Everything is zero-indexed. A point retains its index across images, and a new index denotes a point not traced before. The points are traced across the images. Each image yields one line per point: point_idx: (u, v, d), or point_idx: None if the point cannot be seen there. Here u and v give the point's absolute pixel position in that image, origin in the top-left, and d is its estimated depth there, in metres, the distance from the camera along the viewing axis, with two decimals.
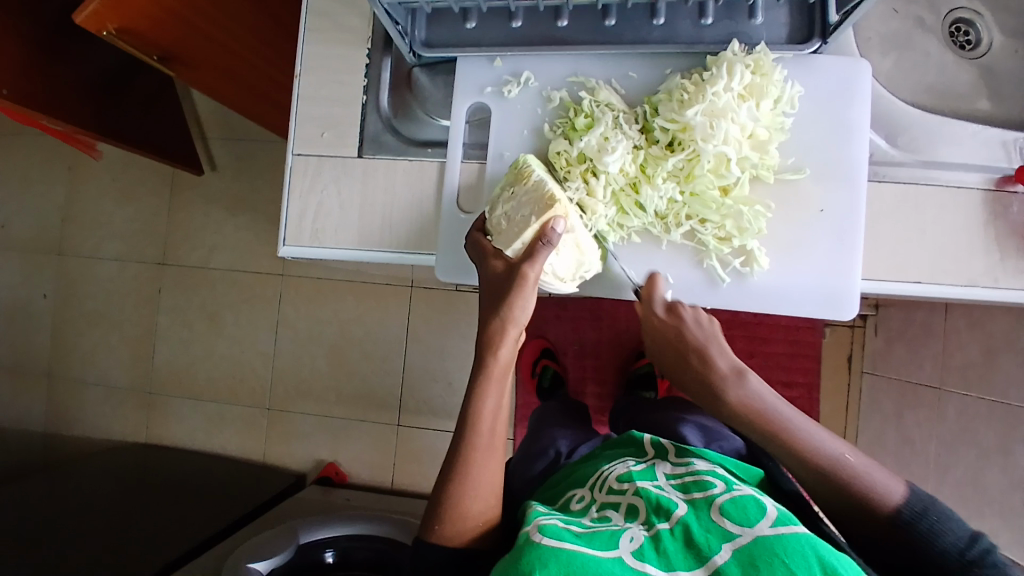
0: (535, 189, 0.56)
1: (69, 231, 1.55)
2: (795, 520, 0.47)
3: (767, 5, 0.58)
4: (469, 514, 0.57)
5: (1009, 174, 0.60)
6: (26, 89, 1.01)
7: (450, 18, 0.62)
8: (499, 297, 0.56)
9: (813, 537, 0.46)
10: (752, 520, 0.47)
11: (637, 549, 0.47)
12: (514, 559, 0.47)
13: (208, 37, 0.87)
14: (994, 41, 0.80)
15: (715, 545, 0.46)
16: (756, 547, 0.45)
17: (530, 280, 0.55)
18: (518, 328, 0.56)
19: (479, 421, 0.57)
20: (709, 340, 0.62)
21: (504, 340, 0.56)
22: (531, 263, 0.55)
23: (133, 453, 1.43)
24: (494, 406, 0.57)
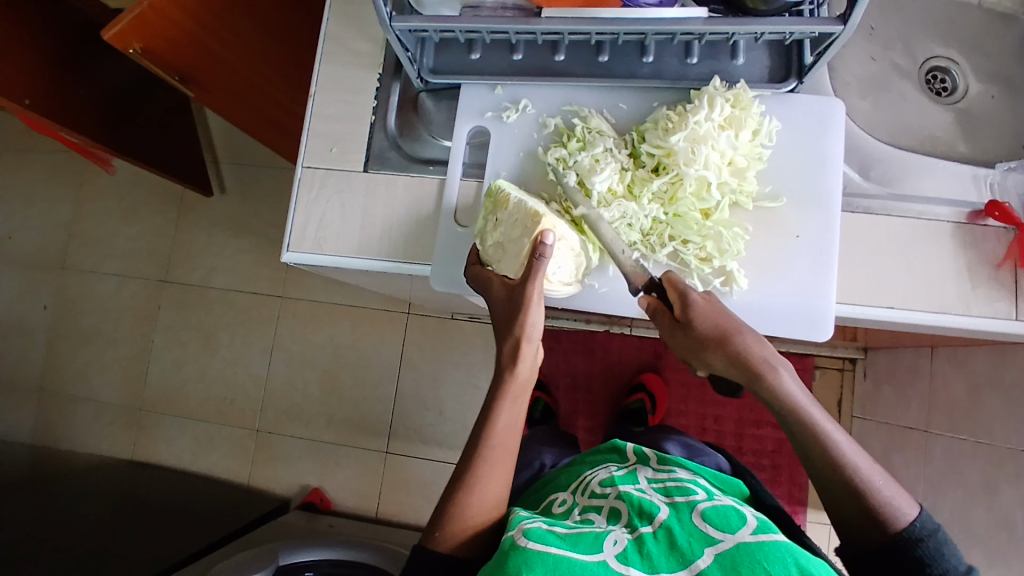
0: (517, 211, 0.60)
1: (75, 247, 1.59)
2: (774, 529, 0.49)
3: (748, 46, 0.63)
4: (471, 520, 0.56)
5: (980, 209, 0.64)
6: (47, 103, 1.06)
7: (456, 48, 0.67)
8: (512, 315, 0.56)
9: (790, 545, 0.47)
10: (733, 527, 0.49)
11: (622, 552, 0.48)
12: (500, 563, 0.48)
13: (228, 62, 0.93)
14: (969, 88, 0.85)
15: (698, 549, 0.48)
16: (738, 552, 0.47)
17: (536, 300, 0.56)
18: (532, 344, 0.57)
19: (490, 432, 0.57)
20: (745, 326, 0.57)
21: (521, 357, 0.56)
22: (529, 283, 0.56)
23: (117, 471, 1.42)
24: (508, 419, 0.58)
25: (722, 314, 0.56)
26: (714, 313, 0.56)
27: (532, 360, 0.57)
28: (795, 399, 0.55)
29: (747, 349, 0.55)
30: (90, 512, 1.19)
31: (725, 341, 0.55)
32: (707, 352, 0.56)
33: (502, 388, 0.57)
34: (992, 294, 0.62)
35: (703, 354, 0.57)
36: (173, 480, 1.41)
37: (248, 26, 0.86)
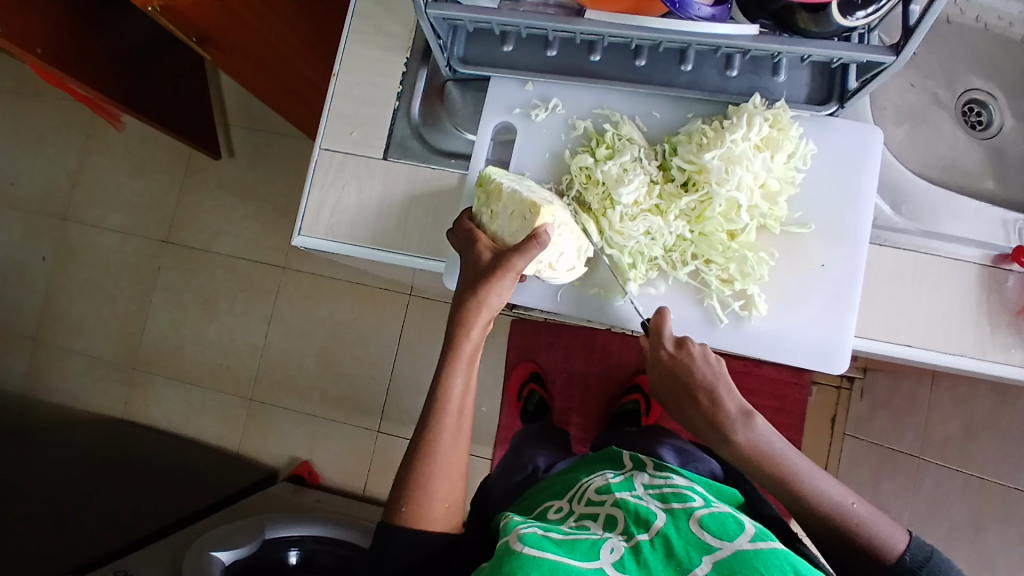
0: (512, 203, 0.59)
1: (78, 198, 1.56)
2: (771, 536, 0.48)
3: (791, 64, 0.60)
4: (435, 494, 0.58)
5: (1006, 253, 0.63)
6: (58, 51, 1.03)
7: (489, 38, 0.64)
8: (479, 279, 0.58)
9: (789, 552, 0.46)
10: (730, 534, 0.48)
11: (619, 561, 0.48)
12: (495, 568, 0.47)
13: (248, 26, 0.89)
14: (1005, 124, 0.83)
15: (696, 558, 0.47)
16: (735, 560, 0.46)
17: (513, 273, 0.57)
18: (490, 311, 0.59)
19: (449, 401, 0.59)
20: (717, 378, 0.59)
21: (475, 320, 0.59)
22: (517, 255, 0.56)
23: (107, 427, 1.42)
24: (462, 384, 0.60)
25: (686, 372, 0.60)
26: (679, 370, 0.60)
27: (482, 329, 0.60)
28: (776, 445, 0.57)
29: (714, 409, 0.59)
30: (79, 467, 1.19)
31: (686, 397, 0.60)
32: (682, 403, 0.61)
33: (457, 353, 0.59)
34: (1010, 341, 0.61)
35: (675, 404, 0.62)
36: (163, 442, 1.41)
37: None
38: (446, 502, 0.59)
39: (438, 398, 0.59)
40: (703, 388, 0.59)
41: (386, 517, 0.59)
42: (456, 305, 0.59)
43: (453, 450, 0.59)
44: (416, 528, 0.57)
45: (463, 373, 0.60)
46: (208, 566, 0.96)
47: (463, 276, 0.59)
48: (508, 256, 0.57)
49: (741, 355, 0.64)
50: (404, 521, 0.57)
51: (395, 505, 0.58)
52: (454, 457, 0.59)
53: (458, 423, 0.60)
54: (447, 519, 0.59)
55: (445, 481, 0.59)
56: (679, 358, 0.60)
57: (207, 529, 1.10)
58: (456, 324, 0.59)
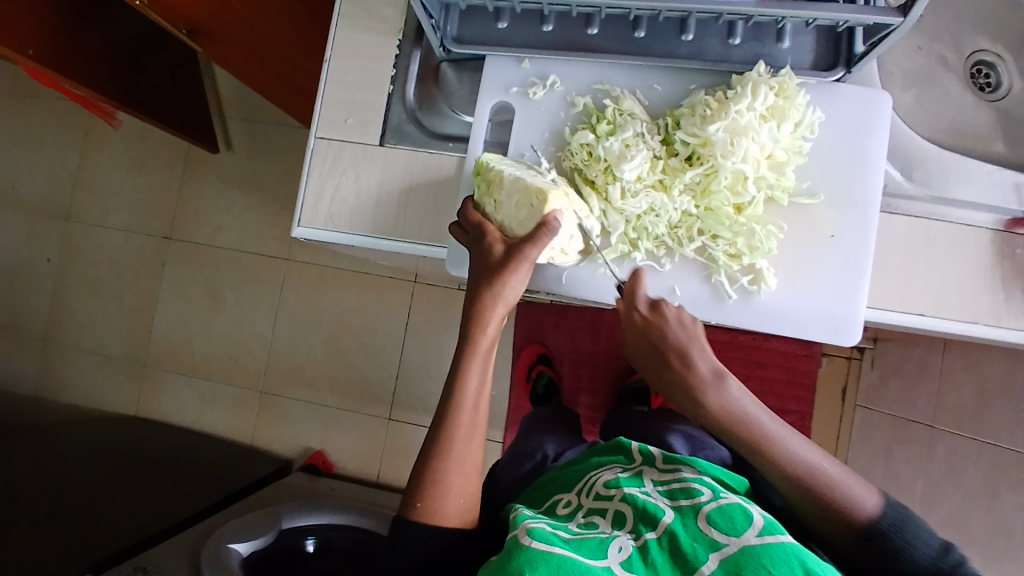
0: (516, 190, 0.57)
1: (78, 197, 1.56)
2: (781, 529, 0.48)
3: (795, 30, 0.59)
4: (450, 489, 0.58)
5: (1018, 218, 0.61)
6: (50, 49, 1.02)
7: (483, 16, 0.63)
8: (493, 273, 0.57)
9: (799, 547, 0.46)
10: (738, 529, 0.48)
11: (626, 560, 0.47)
12: (503, 563, 0.47)
13: (238, 16, 0.88)
14: (1014, 85, 0.81)
15: (703, 554, 0.47)
16: (743, 556, 0.45)
17: (527, 263, 0.57)
18: (507, 305, 0.58)
19: (462, 396, 0.58)
20: (690, 341, 0.58)
21: (492, 315, 0.58)
22: (529, 246, 0.56)
23: (122, 424, 1.43)
24: (479, 380, 0.59)
25: (658, 337, 0.58)
26: (653, 333, 0.59)
27: (498, 324, 0.59)
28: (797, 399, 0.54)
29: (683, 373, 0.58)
30: (96, 465, 1.20)
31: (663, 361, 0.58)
32: (655, 369, 0.60)
33: (474, 348, 0.58)
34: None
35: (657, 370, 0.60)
36: (176, 436, 1.42)
37: None
38: (461, 497, 0.58)
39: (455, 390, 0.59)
40: (678, 350, 0.57)
41: (400, 511, 0.59)
42: (470, 301, 0.58)
43: (467, 443, 0.58)
44: (430, 524, 0.57)
45: (479, 369, 0.59)
46: (228, 558, 0.97)
47: (476, 273, 0.58)
48: (520, 247, 0.56)
49: (751, 331, 0.62)
50: (420, 516, 0.57)
51: (411, 500, 0.58)
52: (470, 449, 0.59)
53: (474, 419, 0.59)
54: (458, 516, 0.58)
55: (461, 474, 0.58)
56: (654, 321, 0.59)
57: (226, 520, 1.11)
58: (471, 321, 0.58)
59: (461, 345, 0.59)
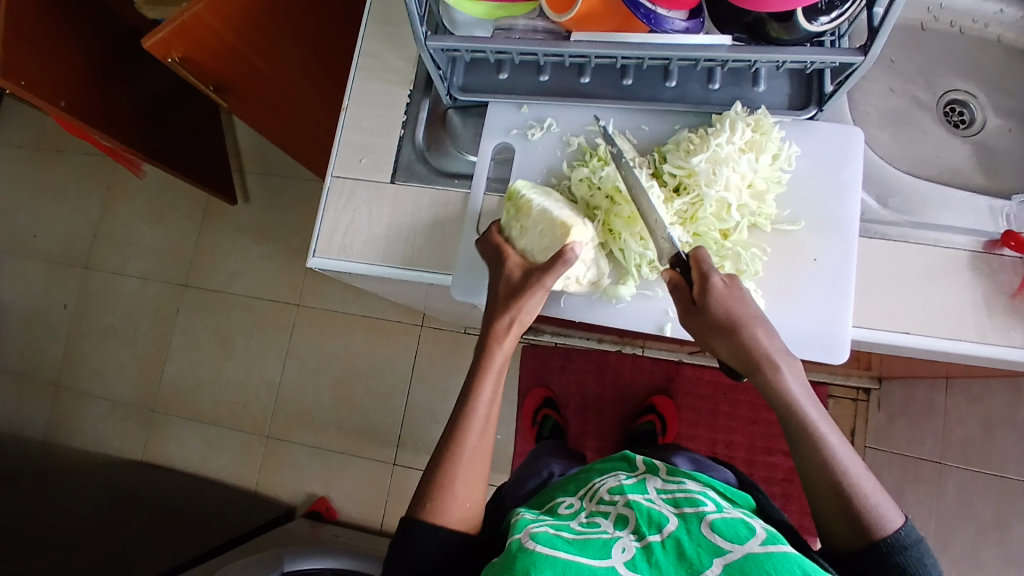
0: (541, 220, 0.62)
1: (100, 248, 1.63)
2: (783, 541, 0.49)
3: (770, 75, 0.64)
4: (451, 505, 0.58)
5: (996, 239, 0.65)
6: (83, 105, 1.11)
7: (486, 67, 0.69)
8: (511, 296, 0.61)
9: (800, 556, 0.47)
10: (742, 538, 0.49)
11: (631, 560, 0.48)
12: (508, 564, 0.48)
13: (261, 72, 0.96)
14: (988, 122, 0.86)
15: (707, 560, 0.47)
16: (746, 562, 0.46)
17: (543, 290, 0.60)
18: (521, 326, 0.62)
19: (469, 412, 0.61)
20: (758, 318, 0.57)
21: (507, 334, 0.62)
22: (545, 276, 0.59)
23: (127, 470, 1.43)
24: (484, 400, 0.61)
25: (737, 304, 0.56)
26: (733, 301, 0.57)
27: (513, 343, 0.63)
28: (792, 394, 0.57)
29: (754, 341, 0.56)
30: (98, 510, 1.20)
31: (732, 330, 0.56)
32: (714, 337, 0.58)
33: (488, 365, 0.62)
34: (1008, 324, 0.62)
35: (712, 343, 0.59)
36: (180, 482, 1.42)
37: (283, 36, 0.90)
38: (461, 510, 0.59)
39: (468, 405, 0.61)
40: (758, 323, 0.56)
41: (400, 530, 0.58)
42: (488, 318, 0.63)
43: (471, 466, 0.60)
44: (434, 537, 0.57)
45: (493, 382, 0.62)
46: None
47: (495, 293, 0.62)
48: (536, 275, 0.60)
49: None
50: (424, 519, 0.58)
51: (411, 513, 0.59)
52: (475, 474, 0.60)
53: (485, 427, 0.62)
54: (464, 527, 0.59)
55: (467, 495, 0.59)
56: (731, 287, 0.57)
57: (229, 562, 1.10)
58: (488, 338, 0.62)
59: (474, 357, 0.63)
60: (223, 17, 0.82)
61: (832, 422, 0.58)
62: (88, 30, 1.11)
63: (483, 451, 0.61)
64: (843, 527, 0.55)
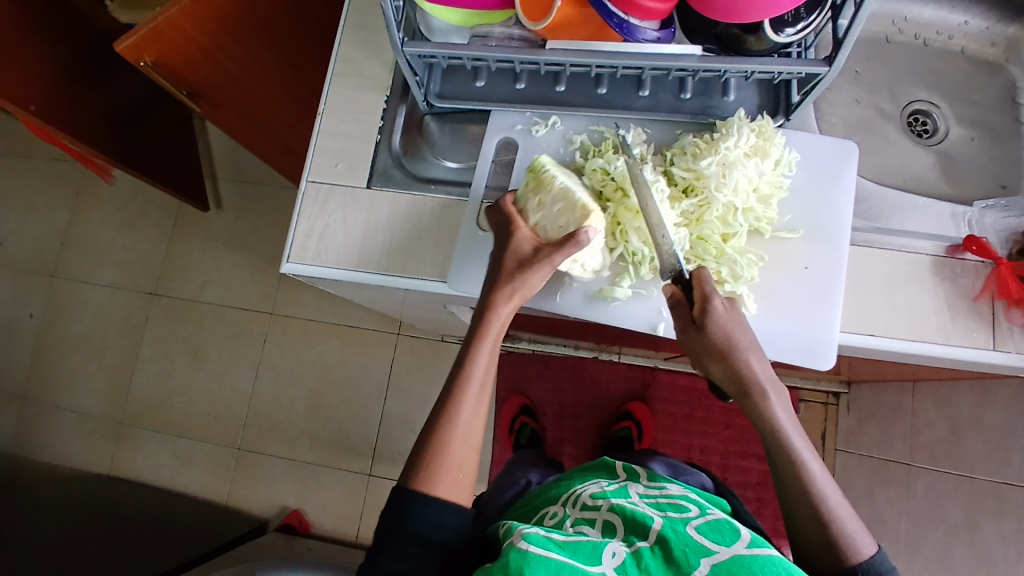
0: (562, 198, 0.62)
1: (65, 255, 1.58)
2: (767, 544, 0.49)
3: (738, 85, 0.66)
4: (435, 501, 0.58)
5: (957, 244, 0.67)
6: (52, 110, 1.08)
7: (462, 74, 0.70)
8: (519, 268, 0.61)
9: (785, 561, 0.47)
10: (728, 541, 0.49)
11: (621, 565, 0.48)
12: (499, 567, 0.47)
13: (235, 77, 0.95)
14: (951, 130, 0.89)
15: (695, 561, 0.48)
16: (734, 564, 0.47)
17: (548, 266, 0.60)
18: (520, 298, 0.62)
19: (444, 412, 0.60)
20: (752, 346, 0.58)
21: (508, 302, 0.61)
22: (555, 252, 0.59)
23: (92, 485, 1.38)
24: (461, 404, 0.61)
25: (737, 330, 0.58)
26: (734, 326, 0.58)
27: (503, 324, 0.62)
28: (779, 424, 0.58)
29: (748, 366, 0.58)
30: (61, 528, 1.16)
31: (728, 354, 0.58)
32: (710, 359, 0.59)
33: (486, 331, 0.61)
34: (971, 325, 0.65)
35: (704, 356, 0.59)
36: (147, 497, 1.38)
37: (258, 43, 0.89)
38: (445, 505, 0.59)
39: (451, 406, 0.60)
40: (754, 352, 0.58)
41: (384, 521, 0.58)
42: (489, 285, 0.62)
43: (452, 478, 0.59)
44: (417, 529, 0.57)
45: (489, 350, 0.62)
46: None
47: (502, 260, 0.62)
48: (546, 251, 0.60)
49: None
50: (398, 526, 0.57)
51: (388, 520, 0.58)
52: (456, 483, 0.59)
53: (472, 421, 0.60)
54: None
55: (449, 505, 0.58)
56: (730, 311, 0.59)
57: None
58: (484, 308, 0.62)
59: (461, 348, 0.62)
60: (197, 21, 0.81)
61: (812, 449, 0.59)
62: (59, 34, 1.09)
63: (465, 453, 0.60)
64: (821, 552, 0.56)
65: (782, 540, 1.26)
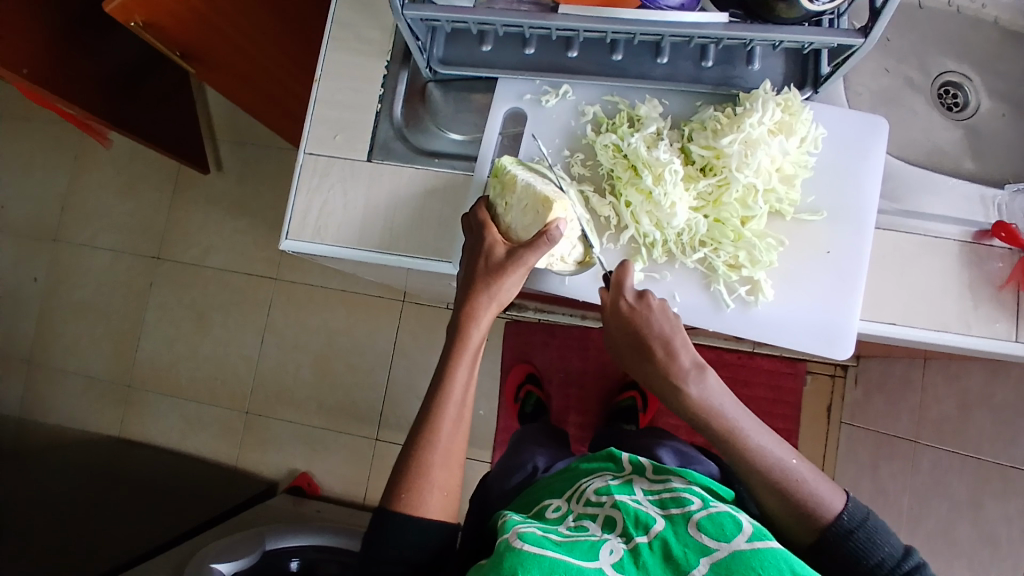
0: (526, 195, 0.58)
1: (67, 219, 1.56)
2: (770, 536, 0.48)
3: (764, 53, 0.61)
4: (433, 482, 0.57)
5: (986, 229, 0.64)
6: (43, 70, 1.04)
7: (467, 39, 0.65)
8: (492, 273, 0.58)
9: (787, 554, 0.46)
10: (729, 535, 0.48)
11: (618, 562, 0.48)
12: (495, 564, 0.47)
13: (229, 37, 0.91)
14: (981, 104, 0.84)
15: (693, 559, 0.47)
16: (733, 561, 0.46)
17: (524, 267, 0.58)
18: (498, 304, 0.60)
19: (444, 399, 0.59)
20: (674, 333, 0.57)
21: (483, 313, 0.59)
22: (527, 252, 0.57)
23: (105, 447, 1.41)
24: (459, 385, 0.59)
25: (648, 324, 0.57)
26: (637, 321, 0.58)
27: (490, 323, 0.60)
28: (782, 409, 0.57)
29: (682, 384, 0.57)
30: (74, 490, 1.18)
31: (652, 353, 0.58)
32: (643, 369, 0.59)
33: (464, 344, 0.59)
34: (993, 313, 0.62)
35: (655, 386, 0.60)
36: (158, 458, 1.40)
37: (255, 6, 0.84)
38: (443, 489, 0.58)
39: (445, 393, 0.59)
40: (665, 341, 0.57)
41: (383, 502, 0.58)
42: (463, 296, 0.60)
43: (445, 464, 0.58)
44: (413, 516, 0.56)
45: (467, 366, 0.60)
46: None
47: (472, 265, 0.59)
48: (519, 251, 0.57)
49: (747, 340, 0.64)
50: (403, 508, 0.56)
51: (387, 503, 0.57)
52: (449, 471, 0.58)
53: (459, 413, 0.60)
54: (443, 509, 0.58)
55: (442, 492, 0.58)
56: (644, 307, 0.58)
57: (209, 542, 1.09)
58: (463, 316, 0.59)
59: (444, 348, 0.61)
60: None
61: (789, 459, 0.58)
62: None
63: (458, 439, 0.59)
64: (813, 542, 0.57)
65: None
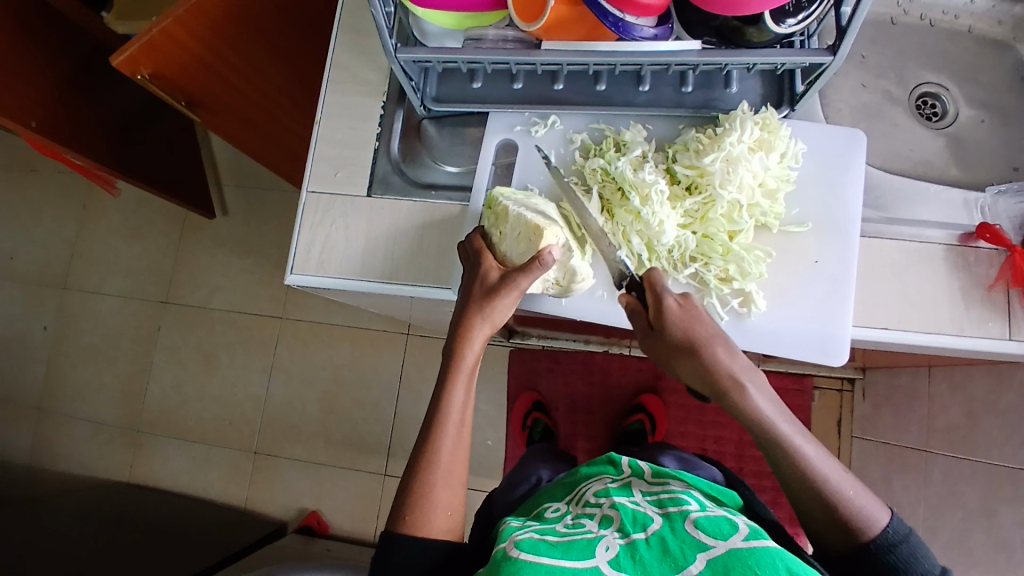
0: (518, 224, 0.61)
1: (77, 268, 1.60)
2: (765, 536, 0.48)
3: (741, 76, 0.65)
4: (437, 503, 0.58)
5: (970, 232, 0.65)
6: (52, 124, 1.10)
7: (458, 77, 0.69)
8: (487, 296, 0.60)
9: (783, 552, 0.46)
10: (725, 534, 0.48)
11: (614, 558, 0.48)
12: (493, 571, 0.47)
13: (233, 85, 0.95)
14: (961, 112, 0.87)
15: (690, 555, 0.47)
16: (730, 557, 0.46)
17: (517, 291, 0.60)
18: (491, 326, 0.61)
19: (447, 421, 0.60)
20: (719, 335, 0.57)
21: (476, 334, 0.61)
22: (522, 275, 0.59)
23: (114, 493, 1.41)
24: (463, 402, 0.61)
25: (694, 323, 0.56)
26: (686, 320, 0.56)
27: (484, 343, 0.62)
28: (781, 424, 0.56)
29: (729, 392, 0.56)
30: (81, 539, 1.18)
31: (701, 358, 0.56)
32: (678, 358, 0.57)
33: (460, 364, 0.61)
34: (984, 316, 0.63)
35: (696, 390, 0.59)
36: (167, 502, 1.40)
37: (254, 48, 0.89)
38: (448, 510, 0.58)
39: (445, 413, 0.60)
40: (717, 340, 0.56)
41: (388, 525, 0.58)
42: (459, 317, 0.61)
43: (448, 485, 0.59)
44: (418, 536, 0.57)
45: (464, 387, 0.61)
46: None
47: (469, 290, 0.61)
48: (513, 276, 0.60)
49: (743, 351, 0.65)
50: (408, 529, 0.57)
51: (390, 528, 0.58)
52: (453, 493, 0.59)
53: (460, 431, 0.61)
54: (449, 530, 0.58)
55: (448, 514, 0.58)
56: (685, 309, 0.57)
57: None
58: (458, 336, 0.61)
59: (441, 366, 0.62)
60: (194, 34, 0.81)
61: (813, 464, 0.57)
62: (59, 51, 1.10)
63: (459, 462, 0.60)
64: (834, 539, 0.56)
65: (798, 529, 1.25)
